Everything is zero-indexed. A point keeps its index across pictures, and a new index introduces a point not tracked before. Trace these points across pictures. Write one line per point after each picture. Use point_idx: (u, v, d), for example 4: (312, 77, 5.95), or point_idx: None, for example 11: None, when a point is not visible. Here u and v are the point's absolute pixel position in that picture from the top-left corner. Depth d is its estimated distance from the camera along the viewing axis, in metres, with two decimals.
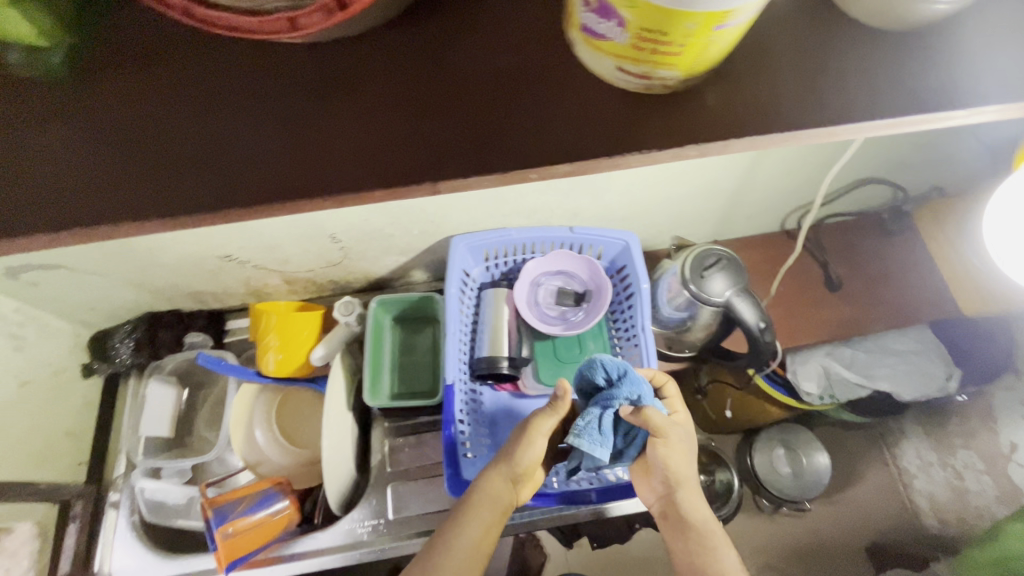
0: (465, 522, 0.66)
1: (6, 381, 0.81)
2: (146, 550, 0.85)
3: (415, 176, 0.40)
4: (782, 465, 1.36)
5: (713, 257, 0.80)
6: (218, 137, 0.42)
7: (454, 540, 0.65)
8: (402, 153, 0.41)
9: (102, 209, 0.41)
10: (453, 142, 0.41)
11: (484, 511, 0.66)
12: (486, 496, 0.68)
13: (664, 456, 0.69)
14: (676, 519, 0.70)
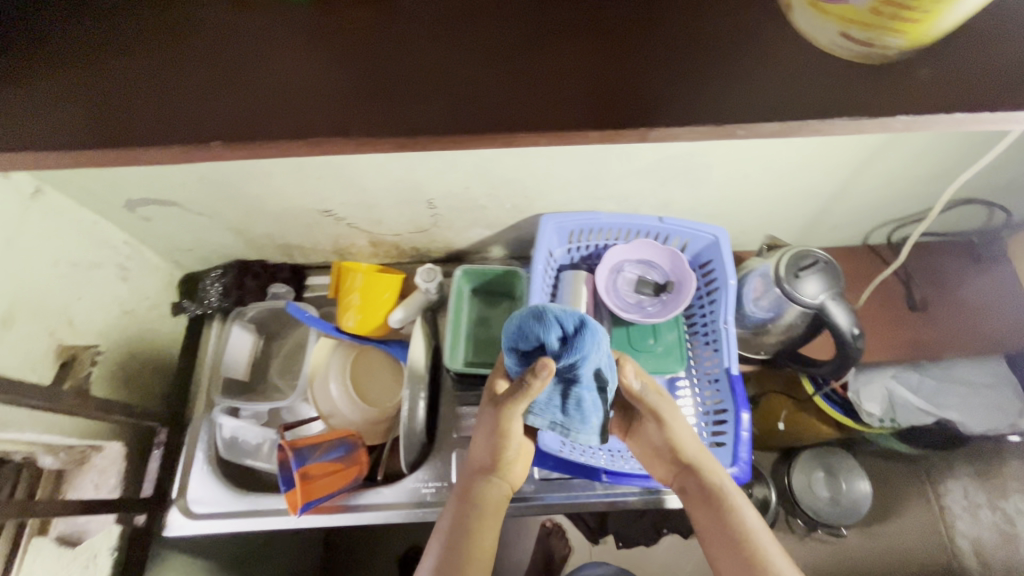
0: (469, 531, 0.61)
1: (114, 308, 0.86)
2: (222, 484, 0.90)
3: (597, 123, 0.42)
4: (822, 489, 1.24)
5: (809, 259, 0.79)
6: (417, 71, 0.45)
7: (462, 546, 0.59)
8: (592, 107, 0.43)
9: (316, 132, 0.43)
10: (636, 96, 0.43)
11: (482, 515, 0.63)
12: (481, 501, 0.64)
13: (667, 437, 0.68)
14: (702, 502, 0.64)
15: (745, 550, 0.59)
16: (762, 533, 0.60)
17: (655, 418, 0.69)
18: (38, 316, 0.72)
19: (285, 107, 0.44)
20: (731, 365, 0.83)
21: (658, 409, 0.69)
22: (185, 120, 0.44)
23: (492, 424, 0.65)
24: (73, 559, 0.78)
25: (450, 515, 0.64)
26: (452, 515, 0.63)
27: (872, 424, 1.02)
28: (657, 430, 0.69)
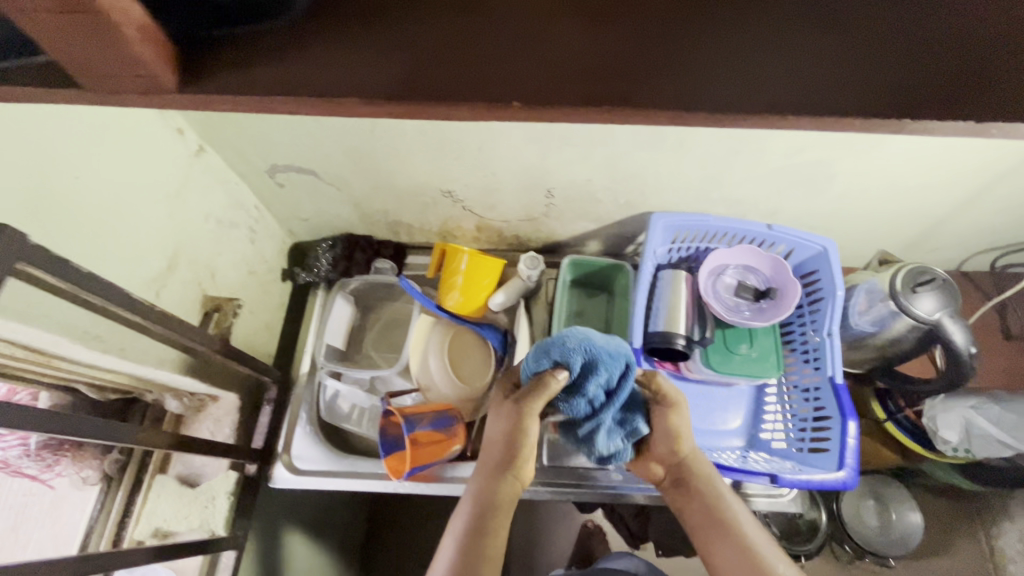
0: (488, 530, 0.61)
1: (242, 266, 0.90)
2: (322, 444, 0.93)
3: (902, 101, 0.33)
4: (869, 516, 1.20)
5: (927, 276, 0.80)
6: (692, 33, 0.36)
7: (483, 545, 0.60)
8: (955, 65, 0.34)
9: (640, 92, 0.34)
10: (957, 67, 0.33)
11: (499, 512, 0.62)
12: (500, 495, 0.63)
13: (673, 426, 0.71)
14: (698, 497, 0.69)
15: (741, 549, 0.64)
16: (755, 534, 0.66)
17: (661, 416, 0.71)
18: (192, 266, 0.77)
19: (594, 60, 0.35)
20: (836, 374, 0.85)
21: (675, 401, 0.71)
22: (474, 70, 0.35)
23: (512, 425, 0.63)
24: (193, 498, 0.84)
25: (472, 503, 0.63)
26: (474, 503, 0.63)
27: (948, 452, 0.98)
28: (661, 423, 0.71)
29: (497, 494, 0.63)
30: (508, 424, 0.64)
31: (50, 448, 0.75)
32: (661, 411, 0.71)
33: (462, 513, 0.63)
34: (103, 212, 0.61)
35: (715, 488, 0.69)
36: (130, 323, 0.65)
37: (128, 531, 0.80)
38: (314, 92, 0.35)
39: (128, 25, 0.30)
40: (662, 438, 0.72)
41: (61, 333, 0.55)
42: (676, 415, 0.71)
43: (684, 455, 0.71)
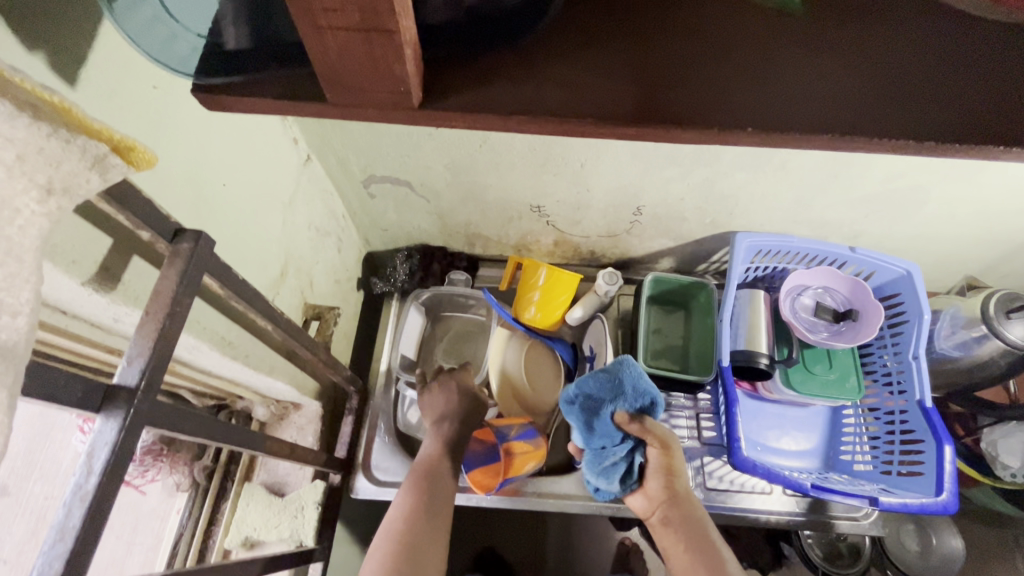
0: (432, 512, 0.68)
1: (330, 276, 0.91)
2: (403, 456, 0.91)
3: None
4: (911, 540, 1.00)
5: (1020, 303, 0.81)
6: (903, 71, 0.37)
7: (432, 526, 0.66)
8: None
9: (866, 123, 0.35)
10: None
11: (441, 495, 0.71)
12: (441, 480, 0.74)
13: (667, 467, 0.68)
14: (684, 538, 0.64)
15: None
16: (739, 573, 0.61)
17: (663, 456, 0.68)
18: (296, 275, 0.78)
19: (820, 92, 0.36)
20: (924, 398, 0.85)
21: (669, 442, 0.68)
22: (703, 99, 0.36)
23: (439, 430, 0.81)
24: (283, 508, 0.83)
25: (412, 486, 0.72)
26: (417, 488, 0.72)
27: (1005, 479, 0.90)
28: (661, 460, 0.68)
29: (439, 482, 0.73)
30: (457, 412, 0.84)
31: (153, 453, 0.75)
32: (657, 448, 0.68)
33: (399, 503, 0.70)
34: (242, 221, 0.61)
35: (705, 530, 0.65)
36: (251, 330, 0.65)
37: (216, 541, 0.79)
38: (554, 113, 0.35)
39: (409, 44, 0.31)
40: (660, 475, 0.68)
41: (205, 339, 0.55)
42: (674, 457, 0.69)
43: (676, 494, 0.68)
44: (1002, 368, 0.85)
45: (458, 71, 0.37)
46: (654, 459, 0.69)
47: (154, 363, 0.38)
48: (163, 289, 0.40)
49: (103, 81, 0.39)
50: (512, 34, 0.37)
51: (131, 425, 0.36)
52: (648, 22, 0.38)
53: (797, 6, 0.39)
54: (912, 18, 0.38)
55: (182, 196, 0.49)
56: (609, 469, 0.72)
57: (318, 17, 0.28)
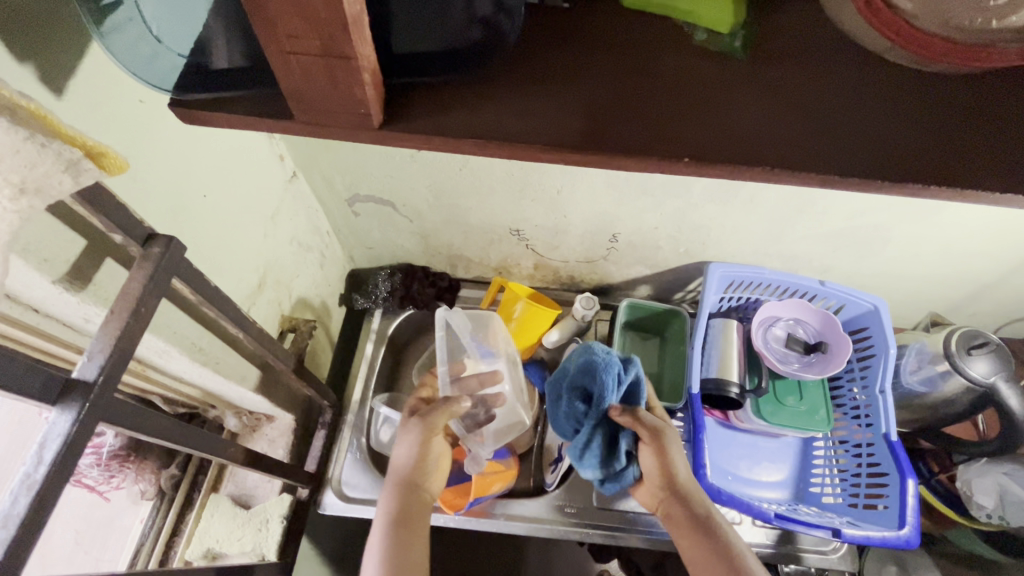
0: (405, 535, 0.65)
1: (311, 290, 0.93)
2: (373, 473, 0.90)
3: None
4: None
5: (980, 341, 0.83)
6: (833, 112, 0.40)
7: (406, 550, 0.63)
8: None
9: (796, 156, 0.38)
10: None
11: (413, 519, 0.67)
12: (410, 506, 0.68)
13: (660, 455, 0.69)
14: (692, 531, 0.65)
15: None
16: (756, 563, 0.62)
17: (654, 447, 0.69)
18: (275, 287, 0.80)
19: (753, 132, 0.39)
20: (890, 431, 0.87)
21: (659, 433, 0.69)
22: (646, 133, 0.39)
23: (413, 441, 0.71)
24: (247, 521, 0.82)
25: (385, 516, 0.67)
26: (389, 517, 0.66)
27: (981, 519, 0.90)
28: (656, 450, 0.69)
29: (408, 507, 0.68)
30: (423, 437, 0.70)
31: (119, 458, 0.76)
32: (650, 441, 0.69)
33: (376, 532, 0.66)
34: (223, 231, 0.63)
35: (713, 521, 0.65)
36: (224, 338, 0.66)
37: (177, 551, 0.78)
38: (506, 138, 0.38)
39: (367, 70, 0.33)
40: (657, 466, 0.69)
41: (175, 344, 0.56)
42: (667, 448, 0.69)
43: (677, 487, 0.68)
44: (966, 407, 0.85)
45: (419, 101, 0.40)
46: (648, 449, 0.70)
47: (114, 360, 0.40)
48: (130, 290, 0.42)
49: (89, 93, 0.41)
50: (471, 63, 0.39)
51: (84, 418, 0.37)
52: (601, 62, 0.41)
53: (738, 52, 0.42)
54: (847, 66, 0.41)
55: (162, 203, 0.51)
56: (581, 452, 0.74)
57: (284, 44, 0.31)
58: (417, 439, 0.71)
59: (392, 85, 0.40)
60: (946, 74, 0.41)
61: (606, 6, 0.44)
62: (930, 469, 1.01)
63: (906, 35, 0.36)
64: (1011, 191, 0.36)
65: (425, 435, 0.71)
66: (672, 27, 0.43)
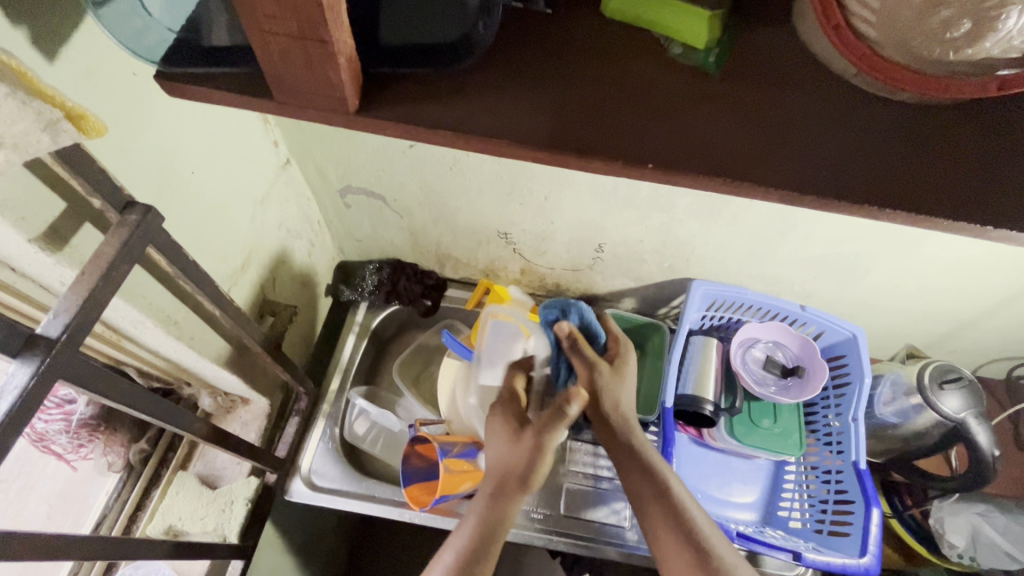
0: (485, 550, 0.61)
1: (297, 278, 0.93)
2: (342, 463, 0.90)
3: (974, 209, 0.38)
4: None
5: (953, 376, 0.84)
6: (797, 129, 0.41)
7: (477, 567, 0.60)
8: None
9: (756, 170, 0.39)
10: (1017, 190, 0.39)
11: (496, 538, 0.62)
12: (501, 521, 0.62)
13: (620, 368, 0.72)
14: (654, 493, 0.66)
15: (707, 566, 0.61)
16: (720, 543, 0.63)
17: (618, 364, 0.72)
18: (258, 269, 0.81)
19: (717, 145, 0.40)
20: (859, 460, 0.88)
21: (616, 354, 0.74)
22: (613, 136, 0.40)
23: (532, 447, 0.64)
24: (212, 500, 0.82)
25: (476, 521, 0.63)
26: (476, 524, 0.63)
27: (953, 559, 0.89)
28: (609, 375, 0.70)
29: (498, 517, 0.62)
30: (525, 447, 0.64)
31: (89, 428, 0.75)
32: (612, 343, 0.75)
33: (463, 529, 0.63)
34: (209, 209, 0.64)
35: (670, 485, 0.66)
36: (202, 316, 0.67)
37: (141, 525, 0.80)
38: (476, 134, 0.39)
39: (343, 55, 0.35)
40: (610, 389, 0.70)
41: (150, 315, 0.57)
42: (625, 369, 0.73)
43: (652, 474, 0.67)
44: (937, 440, 0.86)
45: (399, 91, 0.41)
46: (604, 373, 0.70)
47: (79, 320, 0.41)
48: (103, 253, 0.43)
49: (84, 64, 0.42)
50: (450, 59, 0.41)
51: (44, 373, 0.39)
52: (574, 68, 0.43)
53: (712, 67, 0.43)
54: (814, 89, 0.42)
55: (147, 174, 0.52)
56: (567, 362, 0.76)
57: (262, 23, 0.33)
58: (515, 441, 0.66)
59: (375, 74, 0.42)
60: (910, 103, 0.42)
61: (590, 14, 0.45)
62: (902, 502, 0.98)
63: (869, 61, 0.38)
64: (954, 220, 0.38)
65: (538, 448, 0.64)
66: (650, 38, 0.44)
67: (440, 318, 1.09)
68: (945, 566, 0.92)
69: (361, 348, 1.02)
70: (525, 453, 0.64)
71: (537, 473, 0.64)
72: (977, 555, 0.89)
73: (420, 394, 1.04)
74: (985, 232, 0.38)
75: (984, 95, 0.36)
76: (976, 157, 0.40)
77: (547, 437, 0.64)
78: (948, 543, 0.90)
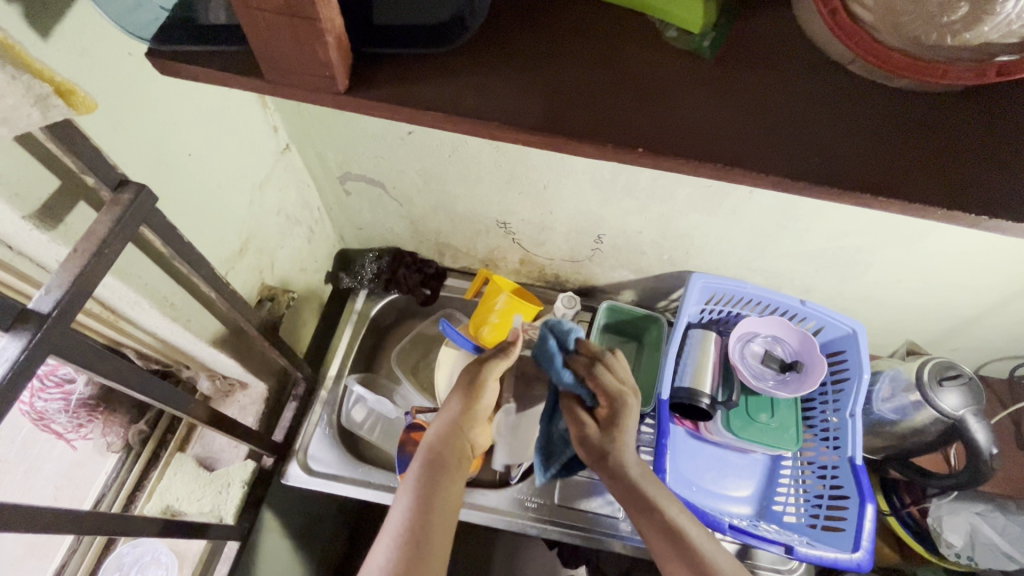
0: (438, 480, 0.64)
1: (295, 263, 0.94)
2: (338, 448, 0.91)
3: (970, 197, 0.38)
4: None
5: (953, 374, 0.83)
6: (791, 114, 0.40)
7: (435, 497, 0.62)
8: None
9: (749, 156, 0.39)
10: (1020, 180, 0.38)
11: (447, 466, 0.67)
12: (447, 455, 0.68)
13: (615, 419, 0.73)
14: (663, 534, 0.65)
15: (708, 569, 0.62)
16: (697, 535, 0.65)
17: (610, 422, 0.72)
18: (257, 254, 0.81)
19: (709, 130, 0.40)
20: (855, 455, 0.87)
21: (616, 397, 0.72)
22: (606, 119, 0.39)
23: (469, 390, 0.74)
24: (209, 482, 0.83)
25: (421, 465, 0.66)
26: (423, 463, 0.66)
27: (949, 559, 0.88)
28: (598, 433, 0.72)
29: (444, 451, 0.68)
30: (472, 390, 0.74)
31: (87, 408, 0.76)
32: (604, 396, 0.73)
33: (411, 475, 0.66)
34: (206, 192, 0.65)
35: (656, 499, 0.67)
36: (199, 298, 0.67)
37: (139, 504, 0.80)
38: (467, 115, 0.39)
39: (331, 33, 0.35)
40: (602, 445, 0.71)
41: (145, 295, 0.58)
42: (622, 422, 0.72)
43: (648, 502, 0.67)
44: (935, 438, 0.85)
45: (389, 72, 0.41)
46: (592, 429, 0.73)
47: (71, 295, 0.42)
48: (96, 231, 0.43)
49: (78, 41, 0.42)
50: (443, 40, 0.41)
51: (35, 347, 0.40)
52: (568, 50, 0.42)
53: (706, 52, 0.42)
54: (811, 75, 0.42)
55: (143, 154, 0.52)
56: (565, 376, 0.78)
57: (249, 0, 0.33)
58: (466, 390, 0.74)
59: (366, 54, 0.41)
60: (910, 91, 0.41)
61: None
62: (901, 501, 0.97)
63: (866, 46, 0.37)
64: (951, 208, 0.37)
65: (477, 386, 0.74)
66: (646, 22, 0.44)
67: (440, 307, 1.09)
68: (943, 565, 0.91)
69: (359, 335, 1.03)
70: (460, 395, 0.74)
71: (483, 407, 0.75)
72: (975, 555, 0.88)
73: (419, 382, 1.04)
74: (980, 221, 0.37)
75: (983, 82, 0.35)
76: (973, 144, 0.39)
77: (480, 379, 0.74)
78: (946, 542, 0.89)
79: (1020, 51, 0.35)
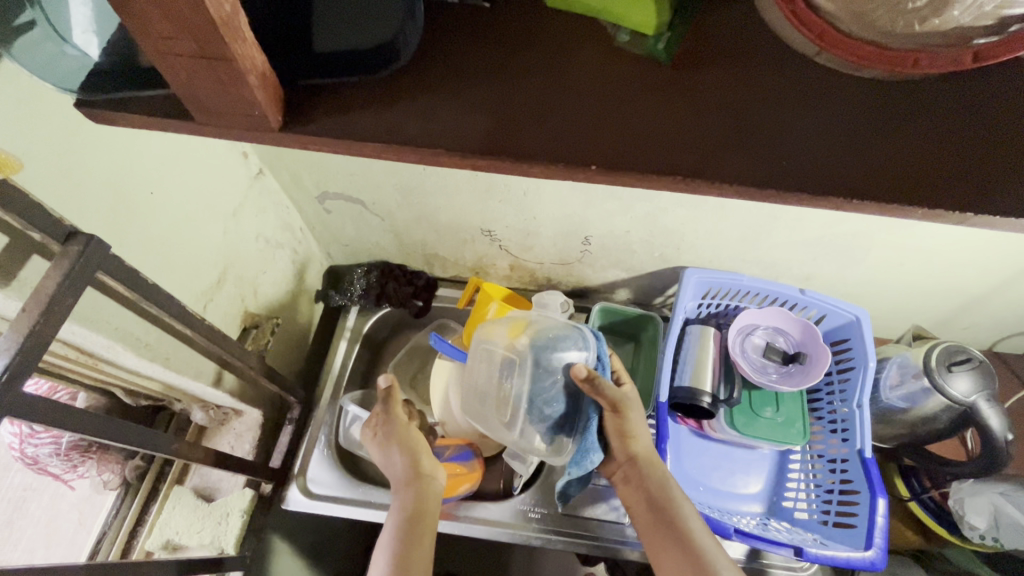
0: (414, 533, 0.64)
1: (281, 285, 0.92)
2: (338, 470, 0.90)
3: (954, 194, 0.35)
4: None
5: (963, 357, 0.80)
6: (757, 117, 0.38)
7: (413, 548, 0.62)
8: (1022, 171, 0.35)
9: (712, 166, 0.36)
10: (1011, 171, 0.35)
11: (421, 517, 0.65)
12: (420, 505, 0.67)
13: (619, 428, 0.69)
14: (654, 517, 0.68)
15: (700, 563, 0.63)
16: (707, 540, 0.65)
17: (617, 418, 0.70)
18: (237, 283, 0.80)
19: (668, 139, 0.37)
20: (865, 447, 0.85)
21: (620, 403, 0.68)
22: (558, 136, 0.37)
23: (395, 440, 0.73)
24: (208, 513, 0.83)
25: (395, 517, 0.66)
26: (398, 514, 0.66)
27: (973, 541, 0.83)
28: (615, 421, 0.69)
29: (417, 504, 0.67)
30: (397, 440, 0.73)
31: (78, 449, 0.77)
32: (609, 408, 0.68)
33: (389, 528, 0.65)
34: (175, 228, 0.63)
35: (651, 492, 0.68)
36: (177, 335, 0.67)
37: (139, 541, 0.80)
38: (410, 143, 0.37)
39: (253, 73, 0.33)
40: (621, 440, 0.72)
41: (116, 339, 0.57)
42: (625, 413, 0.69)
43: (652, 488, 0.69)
44: (947, 424, 0.82)
45: (325, 103, 0.39)
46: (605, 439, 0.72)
47: (22, 358, 0.41)
48: (44, 289, 0.42)
49: (7, 94, 0.41)
50: (377, 65, 0.39)
51: None
52: (515, 63, 0.40)
53: (662, 56, 0.40)
54: (777, 71, 0.39)
55: (96, 199, 0.51)
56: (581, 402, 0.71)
57: (161, 45, 0.31)
58: (392, 443, 0.73)
59: (303, 86, 0.40)
60: (884, 81, 0.39)
61: (531, 6, 0.43)
62: (921, 484, 0.92)
63: (830, 39, 0.35)
64: (931, 208, 0.34)
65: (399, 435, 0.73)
66: (598, 28, 0.41)
67: (432, 318, 1.08)
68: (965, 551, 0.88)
69: (353, 351, 1.02)
70: (388, 452, 0.73)
71: (419, 447, 0.72)
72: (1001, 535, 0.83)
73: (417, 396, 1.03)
74: (965, 218, 0.34)
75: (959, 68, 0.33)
76: (952, 134, 0.37)
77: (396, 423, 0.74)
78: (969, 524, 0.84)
79: (998, 31, 0.32)
